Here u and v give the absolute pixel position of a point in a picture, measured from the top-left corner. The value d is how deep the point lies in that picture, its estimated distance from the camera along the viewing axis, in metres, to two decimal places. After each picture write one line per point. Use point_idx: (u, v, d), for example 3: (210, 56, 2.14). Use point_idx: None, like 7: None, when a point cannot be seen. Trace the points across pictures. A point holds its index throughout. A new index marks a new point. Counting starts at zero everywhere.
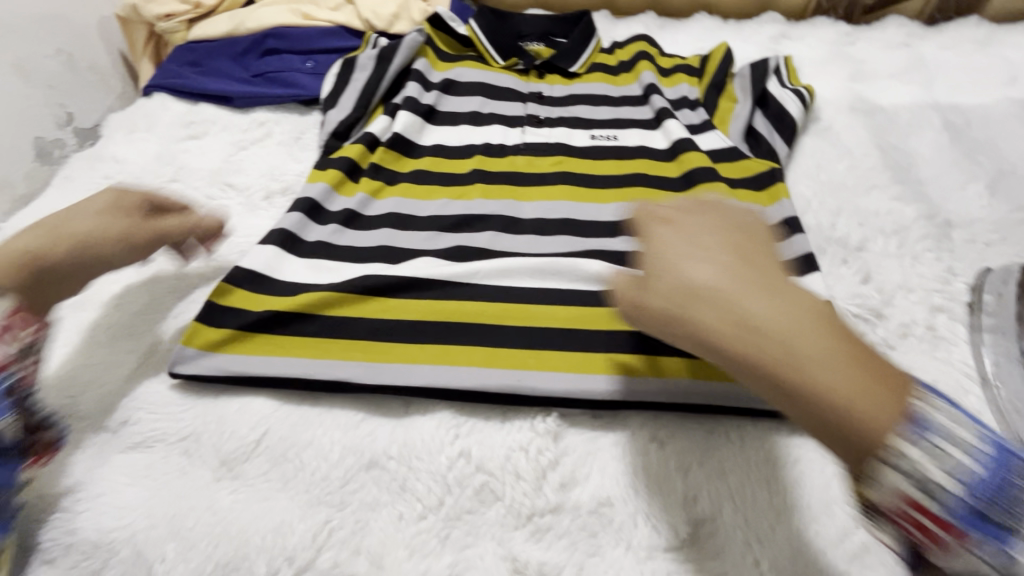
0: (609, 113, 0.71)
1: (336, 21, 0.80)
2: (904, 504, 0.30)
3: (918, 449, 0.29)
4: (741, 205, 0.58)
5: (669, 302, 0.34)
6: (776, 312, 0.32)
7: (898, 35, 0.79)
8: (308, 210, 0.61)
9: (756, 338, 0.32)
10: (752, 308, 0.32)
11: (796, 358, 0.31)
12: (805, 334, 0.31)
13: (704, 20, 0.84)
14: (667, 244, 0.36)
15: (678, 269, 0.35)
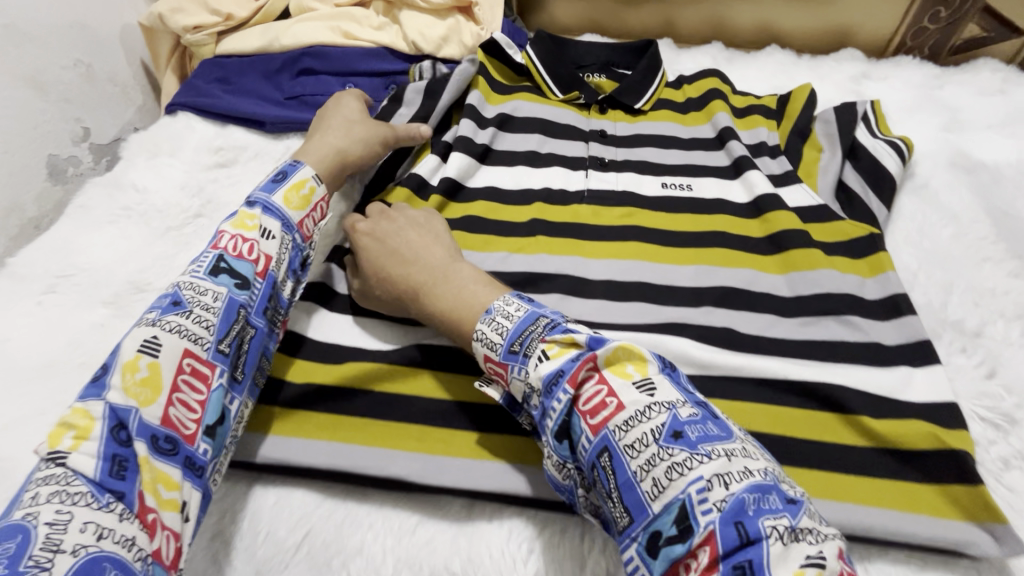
0: (681, 158, 0.65)
1: (379, 42, 0.74)
2: (488, 362, 0.41)
3: (508, 355, 0.39)
4: (840, 277, 0.52)
5: (393, 280, 0.49)
6: (427, 269, 0.48)
7: (992, 80, 0.73)
8: (343, 261, 0.56)
9: (418, 287, 0.47)
10: (428, 299, 0.47)
11: (445, 298, 0.46)
12: (441, 277, 0.47)
13: (776, 54, 0.78)
14: (382, 238, 0.52)
15: (398, 252, 0.50)
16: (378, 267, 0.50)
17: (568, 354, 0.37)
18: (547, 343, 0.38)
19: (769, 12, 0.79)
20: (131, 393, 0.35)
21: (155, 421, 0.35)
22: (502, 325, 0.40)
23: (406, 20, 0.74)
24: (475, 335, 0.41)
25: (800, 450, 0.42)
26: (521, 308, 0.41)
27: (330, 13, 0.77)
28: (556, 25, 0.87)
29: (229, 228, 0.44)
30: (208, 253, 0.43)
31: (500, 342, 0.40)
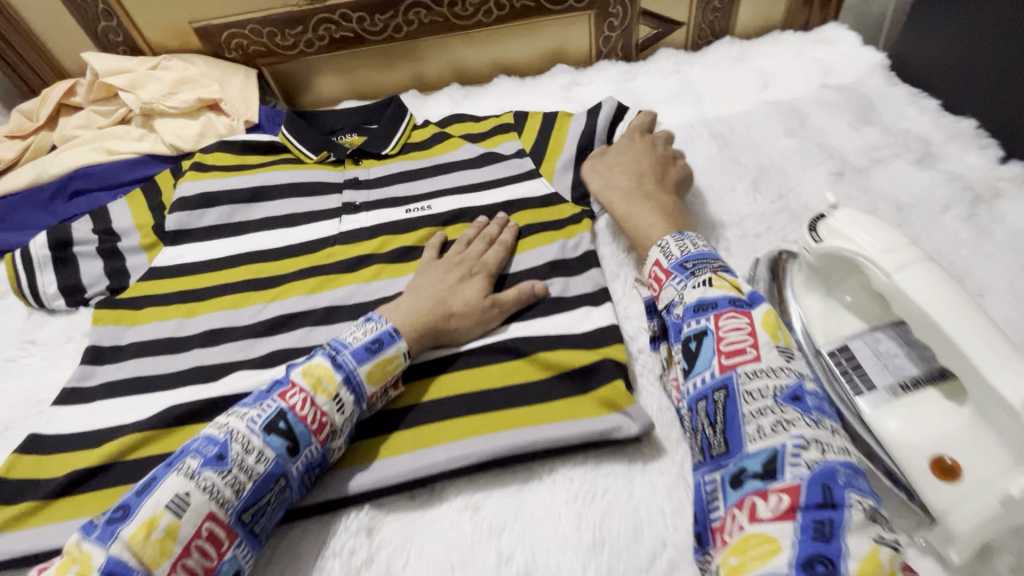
0: (425, 186, 0.74)
1: (142, 151, 0.80)
2: (655, 265, 0.51)
3: (678, 266, 0.49)
4: (541, 251, 0.62)
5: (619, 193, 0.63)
6: (632, 164, 0.65)
7: (669, 64, 0.89)
8: (91, 357, 0.60)
9: (623, 204, 0.62)
10: (642, 213, 0.61)
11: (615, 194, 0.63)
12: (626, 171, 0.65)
13: (502, 83, 0.91)
14: (609, 178, 0.65)
15: (623, 205, 0.62)
16: (431, 292, 0.54)
17: (733, 292, 0.44)
18: (718, 275, 0.46)
19: (492, 51, 0.93)
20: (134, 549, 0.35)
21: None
22: (682, 247, 0.50)
23: (161, 126, 0.81)
24: (659, 244, 0.51)
25: (491, 395, 0.49)
26: (701, 245, 0.50)
27: (94, 135, 0.83)
28: (323, 99, 0.98)
29: (304, 385, 0.43)
30: (270, 406, 0.42)
31: (676, 255, 0.49)
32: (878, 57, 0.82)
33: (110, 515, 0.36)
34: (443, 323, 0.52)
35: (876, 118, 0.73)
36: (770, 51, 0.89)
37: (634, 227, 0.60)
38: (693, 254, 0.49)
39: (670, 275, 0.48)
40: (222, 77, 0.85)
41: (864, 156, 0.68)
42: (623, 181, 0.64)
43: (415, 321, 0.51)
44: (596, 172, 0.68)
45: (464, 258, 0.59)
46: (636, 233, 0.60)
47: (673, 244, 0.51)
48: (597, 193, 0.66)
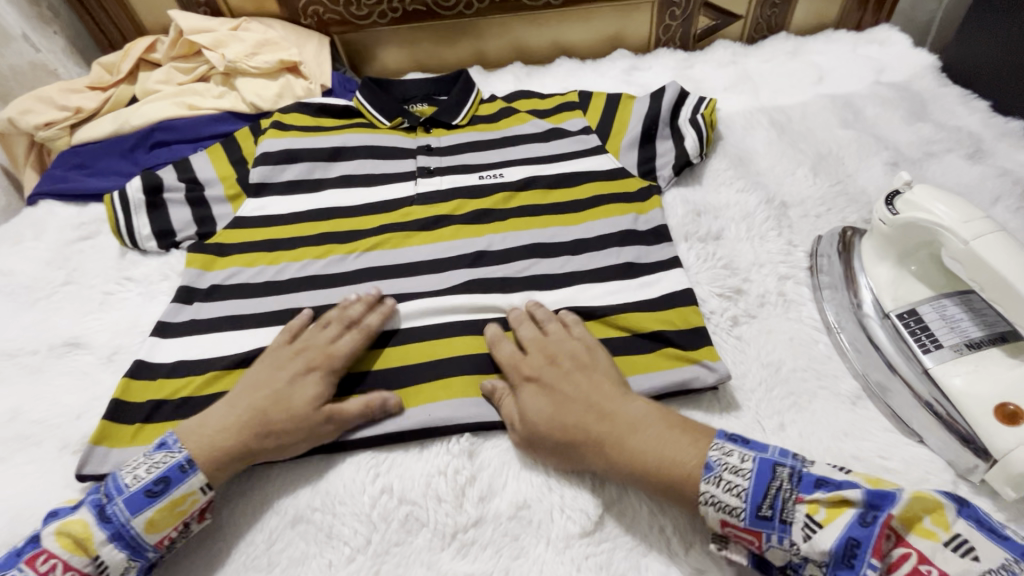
0: (496, 156, 0.77)
1: (222, 108, 0.84)
2: (726, 526, 0.39)
3: (760, 522, 0.37)
4: (614, 220, 0.66)
5: (588, 421, 0.44)
6: (584, 385, 0.47)
7: (725, 55, 0.93)
8: (183, 295, 0.63)
9: (592, 425, 0.44)
10: (642, 459, 0.42)
11: (588, 419, 0.44)
12: (594, 385, 0.47)
13: (564, 64, 0.95)
14: (569, 387, 0.47)
15: (591, 407, 0.45)
16: (231, 411, 0.47)
17: (844, 511, 0.36)
18: (808, 503, 0.37)
19: (554, 33, 0.97)
20: (153, 520, 0.41)
21: (150, 545, 0.42)
22: (733, 484, 0.39)
23: (242, 85, 0.84)
24: (704, 497, 0.39)
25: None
26: (747, 455, 0.40)
27: (175, 90, 0.86)
28: (387, 70, 1.01)
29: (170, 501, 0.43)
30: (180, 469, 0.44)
31: (739, 505, 0.38)
32: (929, 59, 0.86)
33: (147, 485, 0.42)
34: (277, 426, 0.46)
35: (928, 115, 0.77)
36: (824, 48, 0.92)
37: (644, 481, 0.41)
38: (754, 479, 0.39)
39: (761, 533, 0.37)
40: (299, 41, 0.89)
41: (917, 150, 0.72)
42: (559, 390, 0.47)
43: (220, 445, 0.45)
44: (531, 408, 0.47)
45: (308, 346, 0.52)
46: (616, 451, 0.43)
47: (721, 487, 0.39)
48: (564, 436, 0.45)
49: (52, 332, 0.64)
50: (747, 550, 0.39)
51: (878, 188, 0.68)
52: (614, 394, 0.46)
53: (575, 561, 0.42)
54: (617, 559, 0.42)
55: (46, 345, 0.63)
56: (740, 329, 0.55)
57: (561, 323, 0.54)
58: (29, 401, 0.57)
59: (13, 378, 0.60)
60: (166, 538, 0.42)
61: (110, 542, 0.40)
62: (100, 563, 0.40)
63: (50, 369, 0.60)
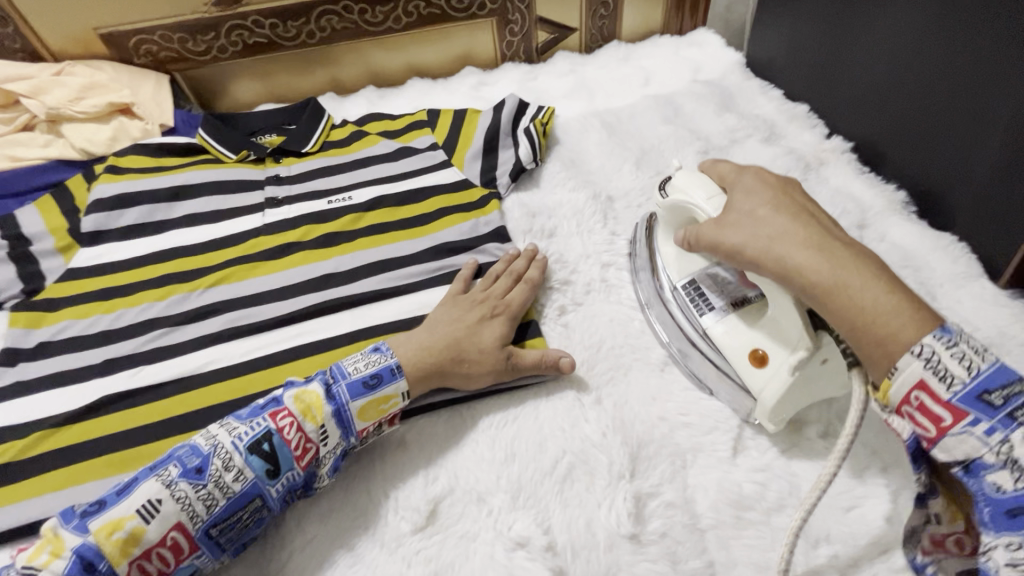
0: (346, 179, 0.79)
1: (49, 157, 0.80)
2: (919, 398, 0.35)
3: (978, 404, 0.33)
4: (455, 230, 0.70)
5: (793, 262, 0.41)
6: (788, 227, 0.43)
7: (565, 65, 1.00)
8: (4, 359, 0.60)
9: (797, 264, 0.41)
10: (863, 283, 0.38)
11: (795, 262, 0.41)
12: (783, 235, 0.43)
13: (416, 84, 0.98)
14: (750, 221, 0.45)
15: (779, 255, 0.42)
16: (448, 334, 0.52)
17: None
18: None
19: (404, 55, 1.00)
20: (365, 408, 0.47)
21: (355, 431, 0.47)
22: (967, 359, 0.34)
23: (70, 131, 0.81)
24: (917, 353, 0.35)
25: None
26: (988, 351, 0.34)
27: None
28: (239, 103, 1.00)
29: (295, 411, 0.45)
30: (253, 426, 0.44)
31: (959, 379, 0.34)
32: (736, 56, 0.97)
33: (363, 377, 0.47)
34: (471, 354, 0.51)
35: (735, 106, 0.87)
36: (651, 52, 1.02)
37: (852, 306, 0.38)
38: (991, 369, 0.34)
39: (966, 415, 0.34)
40: (132, 82, 0.86)
41: (724, 137, 0.81)
42: (778, 200, 0.46)
43: (420, 361, 0.50)
44: (722, 232, 0.47)
45: (487, 297, 0.56)
46: (807, 272, 0.41)
47: (950, 354, 0.34)
48: (742, 252, 0.45)
49: None
50: (917, 432, 0.36)
51: None
52: (823, 218, 0.45)
53: (405, 558, 0.43)
54: (447, 548, 0.44)
55: None
56: (568, 316, 0.60)
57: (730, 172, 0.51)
58: None
59: None
60: (365, 430, 0.47)
61: (332, 415, 0.46)
62: (323, 433, 0.45)
63: None
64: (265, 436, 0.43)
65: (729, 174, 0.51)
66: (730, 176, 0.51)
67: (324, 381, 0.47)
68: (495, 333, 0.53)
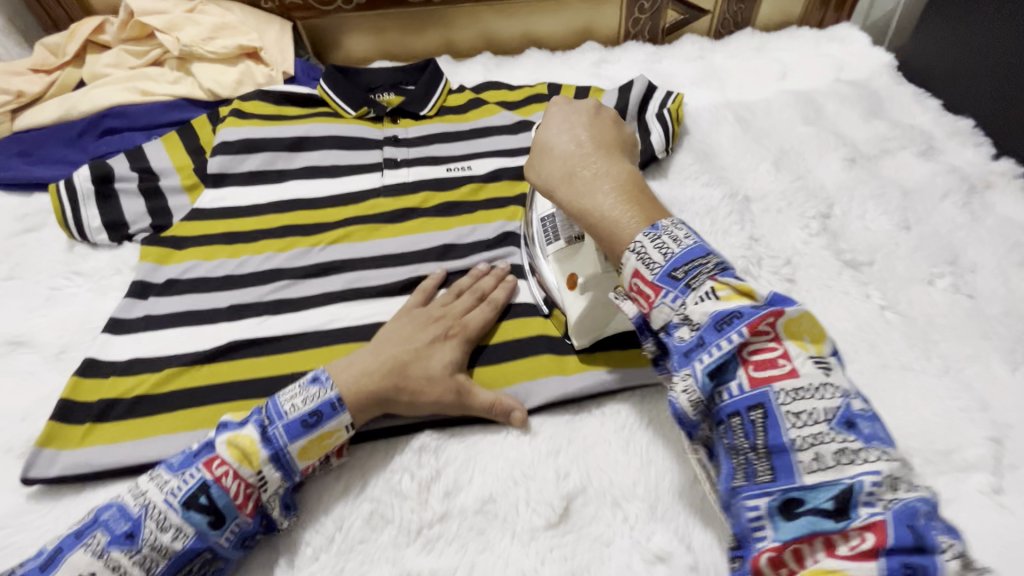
0: (464, 148, 0.77)
1: (177, 95, 0.80)
2: (636, 277, 0.40)
3: (668, 279, 0.39)
4: None
5: (578, 181, 0.46)
6: (581, 150, 0.47)
7: (693, 50, 0.94)
8: (136, 291, 0.61)
9: (573, 182, 0.46)
10: (623, 212, 0.43)
11: (580, 172, 0.46)
12: (598, 164, 0.46)
13: (534, 55, 0.94)
14: (547, 131, 0.50)
15: (576, 170, 0.46)
16: (386, 360, 0.48)
17: (768, 365, 0.36)
18: (718, 282, 0.38)
19: (523, 23, 0.96)
20: (306, 448, 0.43)
21: (299, 471, 0.43)
22: (702, 355, 0.37)
23: (199, 71, 0.81)
24: (631, 248, 0.41)
25: (501, 346, 0.53)
26: (690, 235, 0.41)
27: (126, 75, 0.81)
28: (352, 57, 0.98)
29: (228, 457, 0.41)
30: (190, 476, 0.40)
31: (659, 264, 0.39)
32: (887, 57, 0.89)
33: (302, 416, 0.43)
34: (412, 384, 0.47)
35: (884, 113, 0.80)
36: (788, 44, 0.94)
37: (593, 213, 0.44)
38: (683, 253, 0.40)
39: (661, 291, 0.39)
40: (258, 26, 0.86)
41: (873, 146, 0.74)
42: (576, 125, 0.49)
43: (360, 388, 0.46)
44: (547, 134, 0.50)
45: (446, 314, 0.53)
46: (591, 190, 0.45)
47: (653, 247, 0.40)
48: (557, 147, 0.48)
49: None
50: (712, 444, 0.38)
51: (836, 183, 0.70)
52: (615, 144, 0.49)
53: (539, 553, 0.42)
54: (582, 550, 0.42)
55: None
56: None
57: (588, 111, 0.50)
58: None
59: None
60: (311, 467, 0.44)
61: (271, 462, 0.42)
62: (262, 477, 0.41)
63: None
64: (201, 488, 0.40)
65: (564, 99, 0.53)
66: (563, 100, 0.52)
67: (259, 423, 0.43)
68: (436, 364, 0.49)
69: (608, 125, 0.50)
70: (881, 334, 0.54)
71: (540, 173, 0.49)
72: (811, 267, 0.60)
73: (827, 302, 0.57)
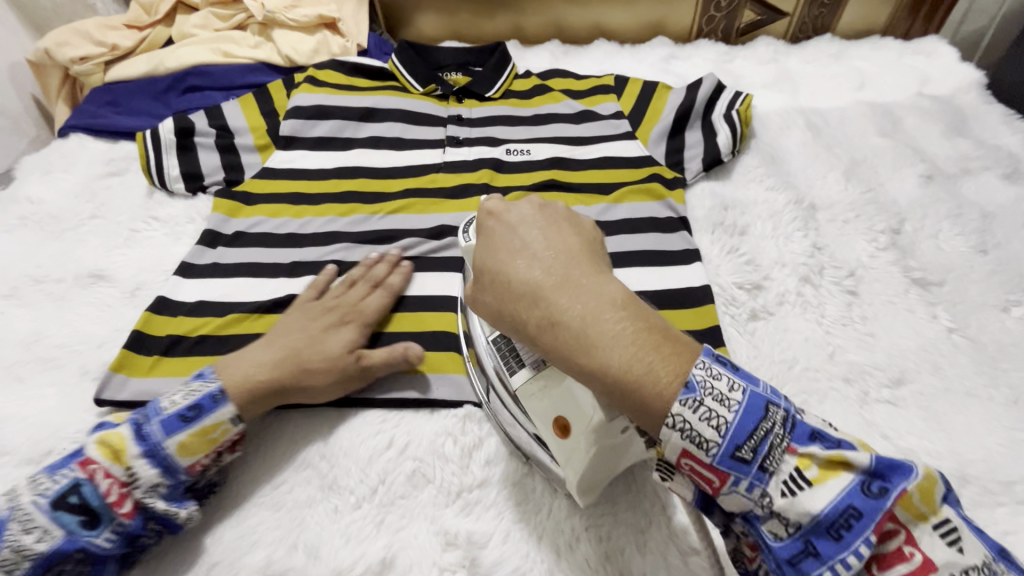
0: (526, 132, 0.77)
1: (257, 59, 0.83)
2: (697, 473, 0.31)
3: (742, 469, 0.29)
4: (641, 206, 0.66)
5: (563, 331, 0.32)
6: (551, 277, 0.33)
7: (768, 52, 0.91)
8: (206, 239, 0.64)
9: (560, 336, 0.32)
10: (615, 351, 0.30)
11: (601, 322, 0.31)
12: (585, 296, 0.32)
13: (603, 46, 0.94)
14: (514, 229, 0.37)
15: (543, 306, 0.33)
16: (275, 350, 0.48)
17: (841, 480, 0.29)
18: (804, 460, 0.29)
19: (594, 14, 0.95)
20: (187, 443, 0.42)
21: (182, 468, 0.42)
22: (722, 416, 0.29)
23: (280, 37, 0.84)
24: (686, 432, 0.29)
25: (435, 337, 0.54)
26: (742, 388, 0.30)
27: (212, 36, 0.85)
28: (422, 36, 1.00)
29: (99, 457, 0.40)
30: (61, 478, 0.39)
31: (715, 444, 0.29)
32: (976, 74, 0.84)
33: (183, 410, 0.43)
34: (309, 365, 0.48)
35: (968, 131, 0.76)
36: (868, 54, 0.90)
37: (594, 367, 0.30)
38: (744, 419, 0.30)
39: (730, 478, 0.30)
40: None
41: (954, 165, 0.71)
42: (534, 242, 0.36)
43: (256, 377, 0.46)
44: (493, 255, 0.36)
45: (338, 303, 0.54)
46: (569, 322, 0.32)
47: (703, 417, 0.29)
48: (519, 288, 0.34)
49: (77, 263, 0.64)
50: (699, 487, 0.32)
51: (910, 199, 0.67)
52: (606, 300, 0.32)
53: (576, 530, 0.43)
54: (617, 532, 0.42)
55: (70, 275, 0.63)
56: (757, 325, 0.55)
57: (539, 224, 0.37)
58: (50, 326, 0.58)
59: (36, 303, 0.60)
60: (199, 464, 0.43)
61: (144, 457, 0.41)
62: (134, 474, 0.40)
63: (73, 298, 0.61)
64: (72, 489, 0.38)
65: (497, 203, 0.40)
66: (500, 209, 0.39)
67: (135, 421, 0.42)
68: (325, 344, 0.50)
69: (574, 238, 0.37)
70: (947, 356, 0.52)
71: (494, 312, 0.35)
72: (876, 282, 0.58)
73: (890, 319, 0.55)
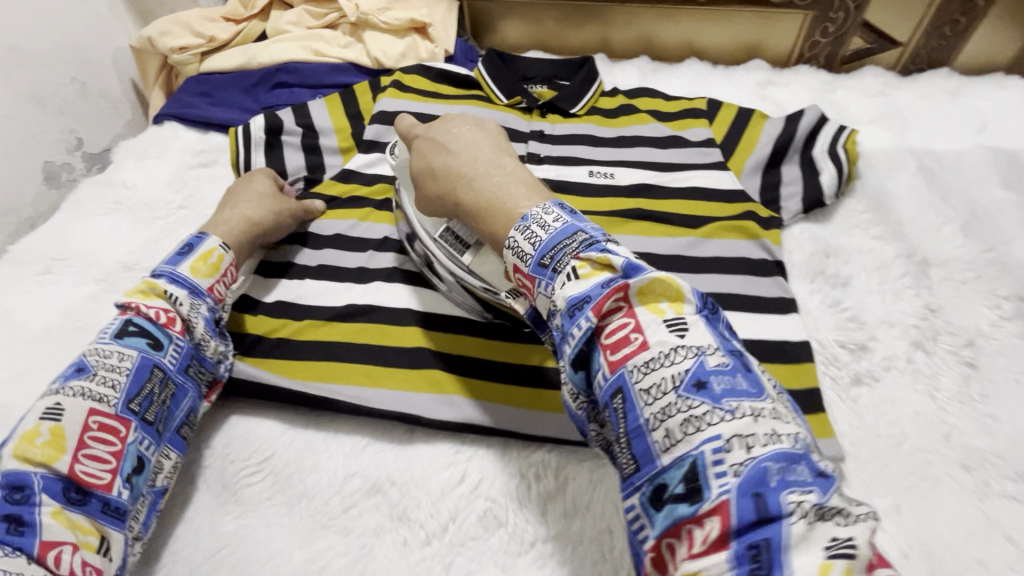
0: (610, 153, 0.74)
1: (346, 59, 0.84)
2: (517, 272, 0.39)
3: (539, 269, 0.37)
4: (733, 245, 0.62)
5: (467, 171, 0.45)
6: (465, 157, 0.46)
7: (875, 84, 0.85)
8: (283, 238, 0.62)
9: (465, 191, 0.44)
10: (505, 187, 0.42)
11: (493, 190, 0.42)
12: (478, 168, 0.45)
13: (694, 66, 0.89)
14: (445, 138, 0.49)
15: (462, 171, 0.45)
16: (225, 224, 0.56)
17: (645, 305, 0.34)
18: (583, 262, 0.36)
19: (689, 31, 0.91)
20: (196, 267, 0.50)
21: (204, 290, 0.50)
22: (539, 236, 0.38)
23: (370, 38, 0.84)
24: (507, 243, 0.39)
25: (516, 369, 0.50)
26: (561, 217, 0.38)
27: (303, 34, 0.86)
28: (505, 44, 0.98)
29: (132, 298, 0.46)
30: (113, 322, 0.46)
31: (530, 253, 0.37)
32: None
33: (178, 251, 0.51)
34: (260, 219, 0.57)
35: None
36: (989, 92, 0.83)
37: (482, 195, 0.43)
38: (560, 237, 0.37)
39: (541, 281, 0.37)
40: (429, 3, 0.88)
41: None
42: (457, 146, 0.48)
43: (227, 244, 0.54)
44: (436, 139, 0.49)
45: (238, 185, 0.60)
46: (471, 186, 0.44)
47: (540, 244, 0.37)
48: (441, 175, 0.46)
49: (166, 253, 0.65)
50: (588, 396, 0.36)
51: None
52: (492, 151, 0.47)
53: None
54: None
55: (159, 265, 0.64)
56: (860, 391, 0.51)
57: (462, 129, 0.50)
58: None
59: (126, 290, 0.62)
60: (214, 287, 0.51)
61: (169, 282, 0.48)
62: (174, 299, 0.47)
63: None
64: (126, 322, 0.45)
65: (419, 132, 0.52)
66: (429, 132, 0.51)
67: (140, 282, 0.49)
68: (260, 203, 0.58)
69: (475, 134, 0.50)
70: None
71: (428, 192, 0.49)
72: (998, 356, 0.53)
73: (1015, 400, 0.50)
